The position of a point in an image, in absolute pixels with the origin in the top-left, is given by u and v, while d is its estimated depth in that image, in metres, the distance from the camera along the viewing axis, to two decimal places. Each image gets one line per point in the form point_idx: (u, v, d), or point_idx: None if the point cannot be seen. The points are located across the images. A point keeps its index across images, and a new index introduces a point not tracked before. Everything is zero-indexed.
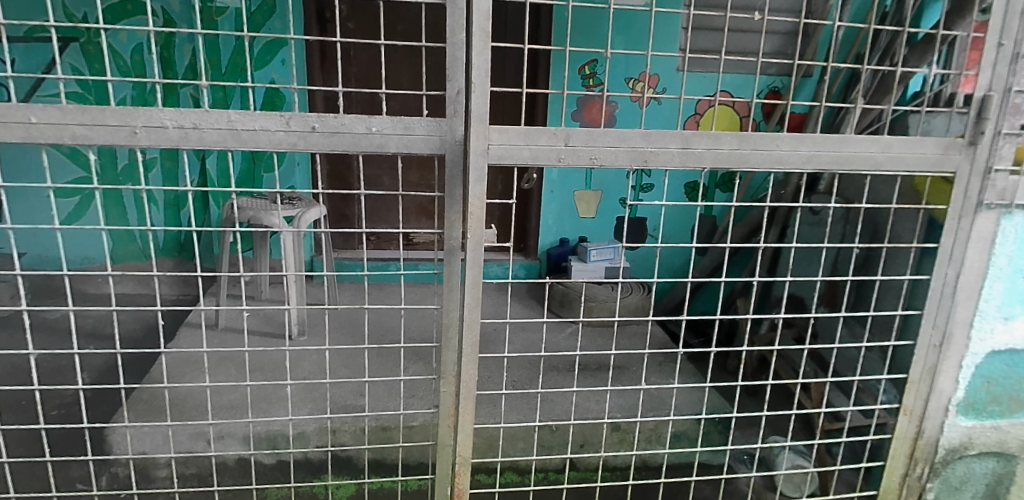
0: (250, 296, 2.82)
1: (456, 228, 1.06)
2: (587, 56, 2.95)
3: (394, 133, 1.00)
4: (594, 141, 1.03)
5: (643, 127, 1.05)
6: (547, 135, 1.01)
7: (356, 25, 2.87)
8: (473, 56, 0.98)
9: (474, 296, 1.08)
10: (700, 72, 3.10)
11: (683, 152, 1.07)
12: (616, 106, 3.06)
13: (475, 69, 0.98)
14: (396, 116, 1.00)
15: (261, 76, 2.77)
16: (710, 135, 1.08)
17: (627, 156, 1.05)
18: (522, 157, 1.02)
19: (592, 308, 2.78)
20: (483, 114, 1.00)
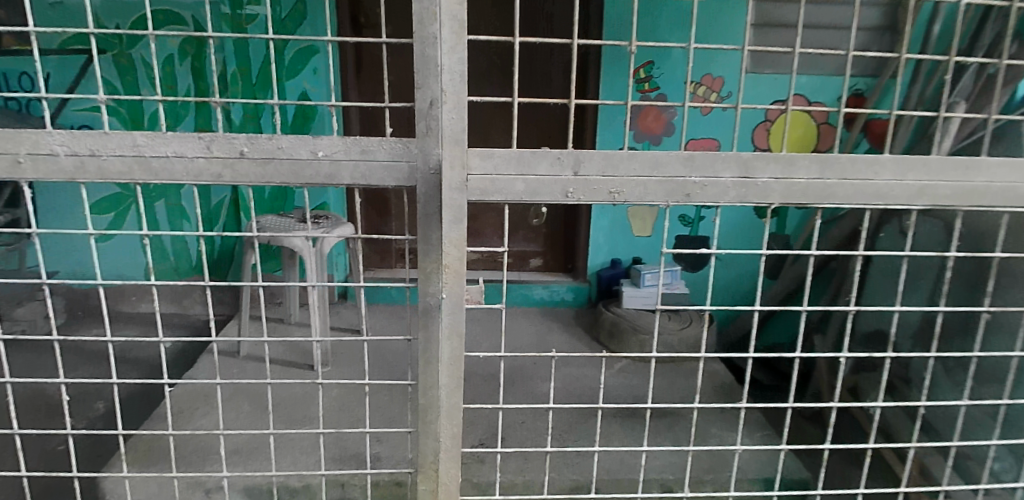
0: (279, 319, 2.69)
1: (432, 283, 0.80)
2: (641, 58, 2.67)
3: (348, 160, 0.76)
4: (616, 168, 0.75)
5: (683, 148, 0.76)
6: (551, 161, 0.74)
7: (392, 31, 2.69)
8: (449, 53, 0.72)
9: (455, 372, 0.83)
10: (770, 74, 2.73)
11: (740, 183, 0.78)
12: (674, 113, 2.75)
13: (452, 71, 0.73)
14: (349, 136, 0.75)
15: (292, 86, 2.62)
16: (780, 159, 0.77)
17: (662, 188, 0.76)
18: (516, 191, 0.75)
19: (645, 342, 2.47)
20: (464, 132, 0.74)
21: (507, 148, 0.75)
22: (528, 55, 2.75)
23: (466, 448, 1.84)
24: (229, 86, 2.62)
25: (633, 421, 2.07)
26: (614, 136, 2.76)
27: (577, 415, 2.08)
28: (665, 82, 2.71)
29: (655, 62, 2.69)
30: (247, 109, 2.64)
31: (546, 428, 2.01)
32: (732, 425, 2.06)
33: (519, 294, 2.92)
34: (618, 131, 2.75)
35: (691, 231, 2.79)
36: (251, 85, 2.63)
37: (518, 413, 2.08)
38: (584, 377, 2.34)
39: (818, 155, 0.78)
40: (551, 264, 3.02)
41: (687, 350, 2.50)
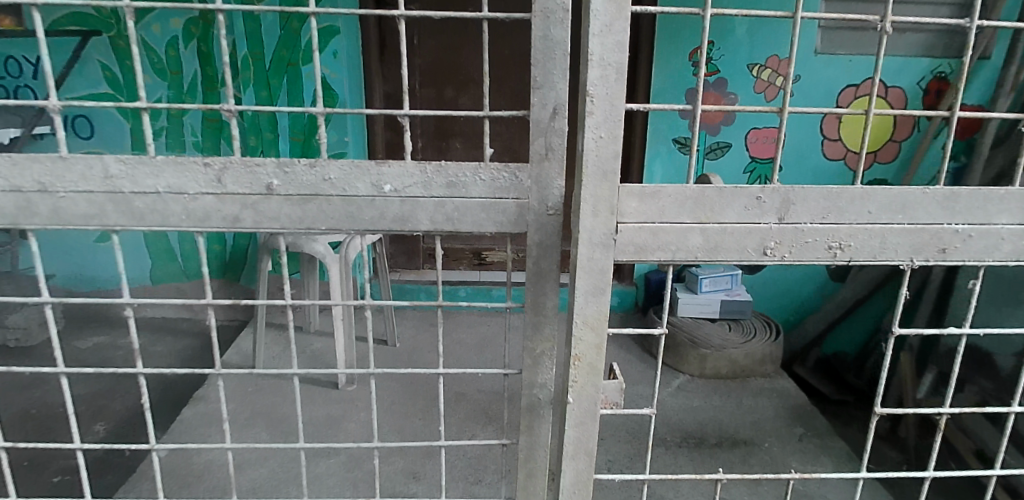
0: (297, 326, 2.47)
1: (541, 372, 0.68)
2: (701, 38, 2.39)
3: (419, 196, 0.61)
4: (843, 215, 0.67)
5: (893, 193, 0.66)
6: (749, 205, 0.66)
7: (419, 8, 2.41)
8: (593, 68, 0.60)
9: (581, 460, 0.71)
10: (844, 54, 2.43)
11: (980, 229, 0.68)
12: (735, 99, 2.46)
13: (595, 84, 0.60)
14: (429, 164, 0.60)
15: (310, 72, 2.35)
16: (1000, 196, 0.67)
17: (904, 239, 0.68)
18: (691, 245, 0.66)
19: (706, 357, 2.22)
20: (612, 165, 0.62)
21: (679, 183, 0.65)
22: None
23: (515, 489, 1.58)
24: (241, 72, 2.37)
25: (701, 452, 1.83)
26: (668, 125, 2.48)
27: (635, 445, 1.85)
28: (726, 64, 2.42)
29: (716, 42, 2.40)
30: (261, 97, 2.39)
31: (602, 461, 1.77)
32: (814, 457, 1.80)
33: None
34: (673, 120, 2.48)
35: None
36: (264, 72, 2.36)
37: None
38: (639, 397, 2.10)
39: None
40: None
41: (753, 364, 2.26)
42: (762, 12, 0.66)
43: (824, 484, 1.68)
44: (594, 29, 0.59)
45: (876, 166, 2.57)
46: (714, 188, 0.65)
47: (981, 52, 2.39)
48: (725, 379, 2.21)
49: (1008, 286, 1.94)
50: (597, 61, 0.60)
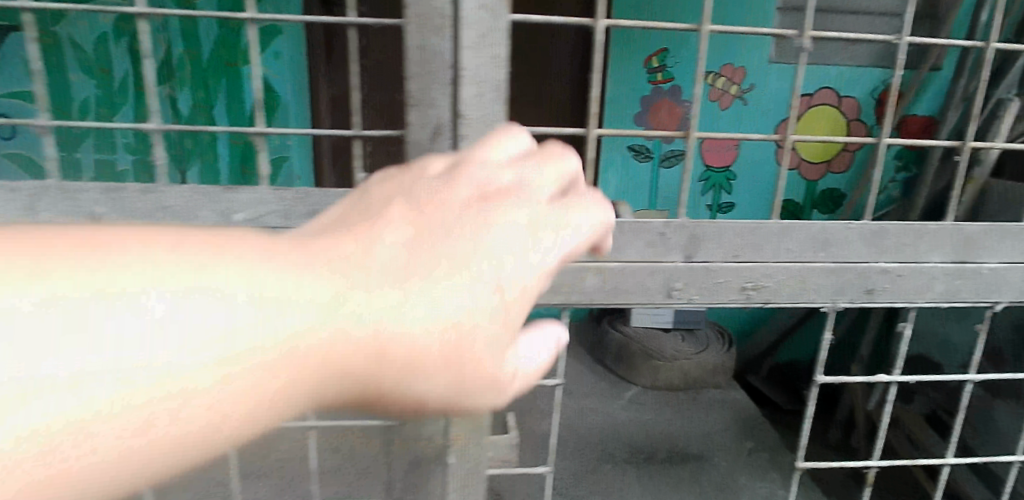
0: None
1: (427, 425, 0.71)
2: (654, 45, 2.36)
3: (272, 224, 0.71)
4: (758, 253, 0.74)
5: (794, 236, 0.74)
6: (654, 242, 0.72)
7: (368, 9, 2.31)
8: (469, 86, 0.61)
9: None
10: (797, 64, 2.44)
11: (879, 268, 0.75)
12: (689, 108, 2.44)
13: (469, 105, 0.61)
14: (286, 195, 0.70)
15: (250, 72, 2.24)
16: (897, 234, 0.75)
17: (816, 277, 0.75)
18: (606, 283, 0.72)
19: (659, 368, 2.19)
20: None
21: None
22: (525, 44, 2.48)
23: None
24: (176, 71, 2.24)
25: (648, 469, 1.78)
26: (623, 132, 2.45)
27: (581, 462, 1.80)
28: (681, 72, 2.40)
29: (672, 49, 2.38)
30: (197, 98, 2.26)
31: (546, 479, 1.71)
32: (762, 473, 1.78)
33: None
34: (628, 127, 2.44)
35: None
36: (201, 72, 2.24)
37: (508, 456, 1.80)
38: (588, 410, 2.07)
39: (918, 228, 0.75)
40: None
41: (705, 375, 2.25)
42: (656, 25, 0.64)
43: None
44: (467, 40, 0.60)
45: (828, 176, 2.59)
46: (607, 224, 0.71)
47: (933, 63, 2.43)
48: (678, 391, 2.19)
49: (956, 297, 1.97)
50: (471, 78, 0.61)
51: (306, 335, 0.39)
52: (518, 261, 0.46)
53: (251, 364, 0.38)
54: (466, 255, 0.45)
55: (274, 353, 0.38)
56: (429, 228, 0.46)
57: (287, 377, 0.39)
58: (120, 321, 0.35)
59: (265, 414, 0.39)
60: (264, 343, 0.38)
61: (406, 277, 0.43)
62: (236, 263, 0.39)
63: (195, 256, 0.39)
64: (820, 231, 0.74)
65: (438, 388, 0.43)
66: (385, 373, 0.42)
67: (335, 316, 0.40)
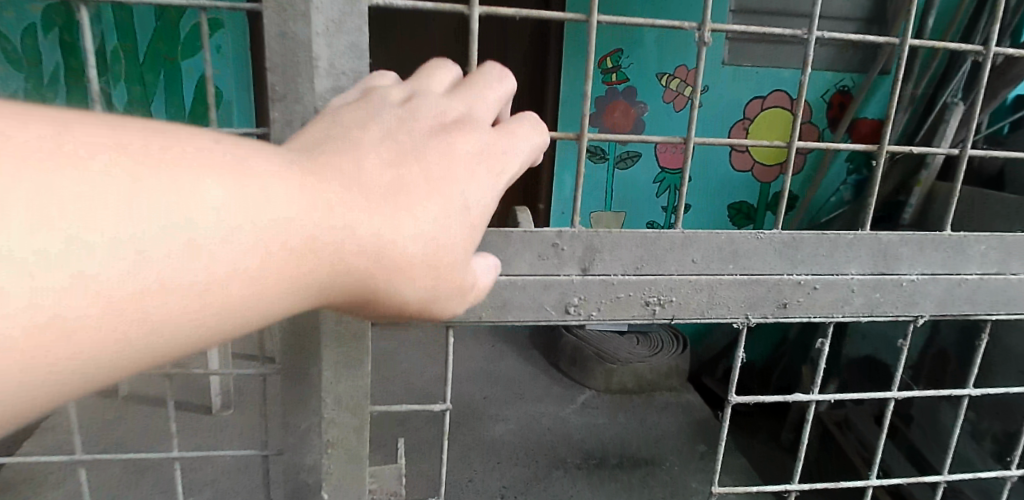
0: None
1: (308, 455, 0.70)
2: (608, 46, 2.36)
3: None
4: (659, 265, 0.71)
5: (700, 245, 0.72)
6: (546, 253, 0.69)
7: None
8: (323, 80, 0.58)
9: None
10: (750, 67, 2.45)
11: (786, 276, 0.74)
12: (644, 109, 2.44)
13: (326, 98, 0.58)
14: None
15: (190, 67, 2.14)
16: (806, 241, 0.73)
17: (727, 290, 0.73)
18: (506, 301, 0.69)
19: (613, 372, 2.17)
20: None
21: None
22: None
23: None
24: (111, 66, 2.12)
25: (599, 475, 1.76)
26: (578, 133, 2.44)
27: (533, 468, 1.77)
28: (636, 73, 2.40)
29: (626, 50, 2.37)
30: (134, 93, 2.14)
31: (495, 487, 1.68)
32: (712, 476, 1.78)
33: None
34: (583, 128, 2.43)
35: None
36: (137, 67, 2.12)
37: (457, 466, 1.76)
38: (541, 415, 2.04)
39: (833, 239, 0.74)
40: None
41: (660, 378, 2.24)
42: (543, 15, 0.58)
43: None
44: (317, 27, 0.57)
45: (785, 177, 2.60)
46: (495, 236, 0.67)
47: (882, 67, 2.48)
48: (633, 394, 2.18)
49: None
50: (327, 69, 0.58)
51: (314, 226, 0.36)
52: (485, 184, 0.46)
53: (258, 249, 0.34)
54: (446, 166, 0.44)
55: (277, 243, 0.35)
56: (405, 140, 0.44)
57: (286, 269, 0.35)
58: (121, 193, 0.29)
59: (254, 309, 0.35)
60: (270, 230, 0.34)
61: (393, 185, 0.41)
62: (239, 150, 0.35)
63: (189, 138, 0.34)
64: (726, 243, 0.72)
65: (419, 292, 0.42)
66: (376, 272, 0.39)
67: (340, 212, 0.37)
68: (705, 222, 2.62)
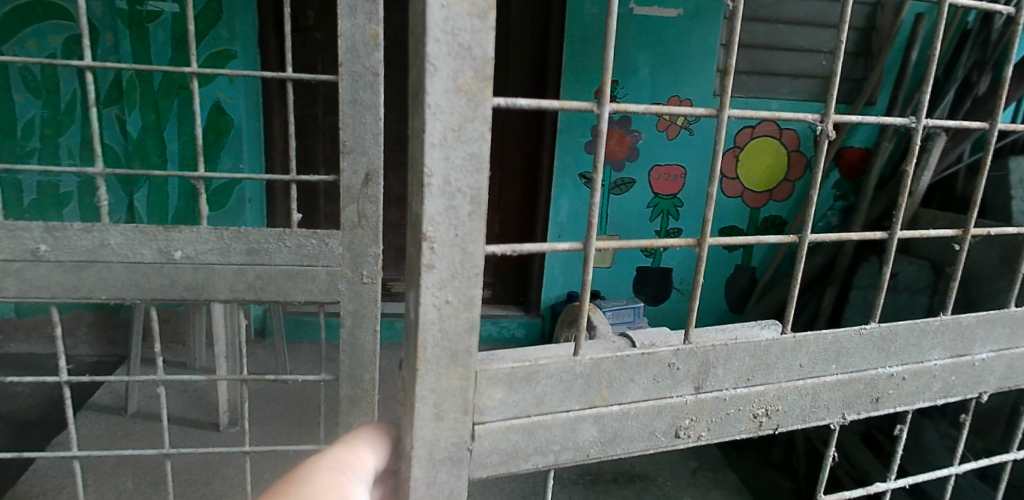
0: (181, 363, 2.26)
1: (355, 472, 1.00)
2: (604, 77, 2.47)
3: (210, 258, 0.92)
4: (770, 375, 0.71)
5: (811, 350, 0.72)
6: (661, 375, 0.66)
7: (323, 35, 2.39)
8: (434, 199, 0.52)
9: None
10: (740, 97, 2.57)
11: (884, 369, 0.77)
12: (638, 137, 2.55)
13: (436, 219, 0.53)
14: (225, 235, 0.92)
15: (203, 95, 2.23)
16: (903, 327, 0.76)
17: (834, 391, 0.75)
18: (631, 433, 0.66)
19: None
20: (463, 340, 0.56)
21: (559, 357, 0.62)
22: None
23: None
24: (127, 94, 2.18)
25: (595, 491, 1.82)
26: (574, 159, 2.54)
27: (532, 483, 1.85)
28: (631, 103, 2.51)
29: (622, 80, 2.48)
30: (148, 120, 2.21)
31: None
32: (705, 491, 1.86)
33: None
34: (578, 154, 2.54)
35: (653, 262, 2.70)
36: (152, 95, 2.20)
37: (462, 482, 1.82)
38: None
39: (922, 327, 0.78)
40: (502, 296, 2.82)
41: None
42: (672, 109, 0.58)
43: None
44: (433, 137, 0.51)
45: (773, 203, 2.71)
46: (611, 360, 0.64)
47: (867, 99, 2.60)
48: None
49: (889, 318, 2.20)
50: None
51: None
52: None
53: None
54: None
55: None
56: None
57: None
58: None
59: None
60: None
61: None
62: None
63: None
64: (832, 345, 0.73)
65: None
66: None
67: None
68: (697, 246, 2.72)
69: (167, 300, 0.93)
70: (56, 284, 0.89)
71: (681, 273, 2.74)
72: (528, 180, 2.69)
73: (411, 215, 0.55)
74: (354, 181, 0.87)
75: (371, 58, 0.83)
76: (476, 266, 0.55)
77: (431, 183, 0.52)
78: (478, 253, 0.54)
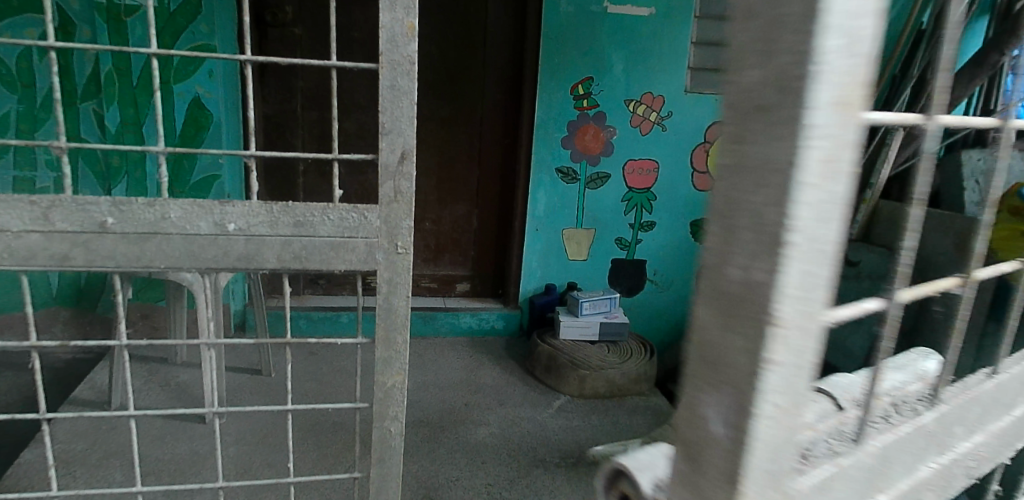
0: (161, 359, 2.25)
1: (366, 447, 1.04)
2: (580, 73, 2.55)
3: (263, 230, 0.90)
4: (956, 436, 0.72)
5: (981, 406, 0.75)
6: (907, 451, 0.65)
7: (301, 31, 2.40)
8: (794, 271, 0.45)
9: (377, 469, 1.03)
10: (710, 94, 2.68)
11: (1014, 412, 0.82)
12: (613, 133, 2.63)
13: (788, 299, 0.45)
14: (277, 206, 0.90)
15: (182, 90, 2.21)
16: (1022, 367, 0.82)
17: (989, 438, 0.78)
18: None
19: (586, 378, 2.32)
20: (792, 452, 0.51)
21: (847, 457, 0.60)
22: (457, 68, 2.60)
23: None
24: (104, 88, 2.16)
25: (578, 471, 1.90)
26: (551, 154, 2.61)
27: (517, 467, 1.90)
28: (606, 100, 2.59)
29: (597, 78, 2.56)
30: (127, 115, 2.19)
31: (482, 484, 1.80)
32: None
33: (446, 322, 2.72)
34: (556, 149, 2.61)
35: (628, 254, 2.79)
36: (131, 89, 2.17)
37: (448, 466, 1.88)
38: (522, 419, 2.17)
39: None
40: (482, 288, 2.87)
41: (631, 385, 2.39)
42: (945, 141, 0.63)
43: None
44: (805, 173, 0.43)
45: None
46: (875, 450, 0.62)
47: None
48: (604, 399, 2.34)
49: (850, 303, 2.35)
50: None
51: None
52: None
53: None
54: None
55: None
56: None
57: None
58: None
59: None
60: None
61: None
62: None
63: None
64: (990, 397, 0.77)
65: None
66: None
67: None
68: (670, 238, 2.82)
69: (222, 270, 0.91)
70: (121, 254, 0.88)
71: (655, 264, 2.84)
72: (507, 174, 2.75)
73: (730, 286, 0.48)
74: (391, 159, 0.89)
75: (406, 48, 0.86)
76: (816, 350, 0.48)
77: (796, 241, 0.44)
78: (813, 347, 0.48)
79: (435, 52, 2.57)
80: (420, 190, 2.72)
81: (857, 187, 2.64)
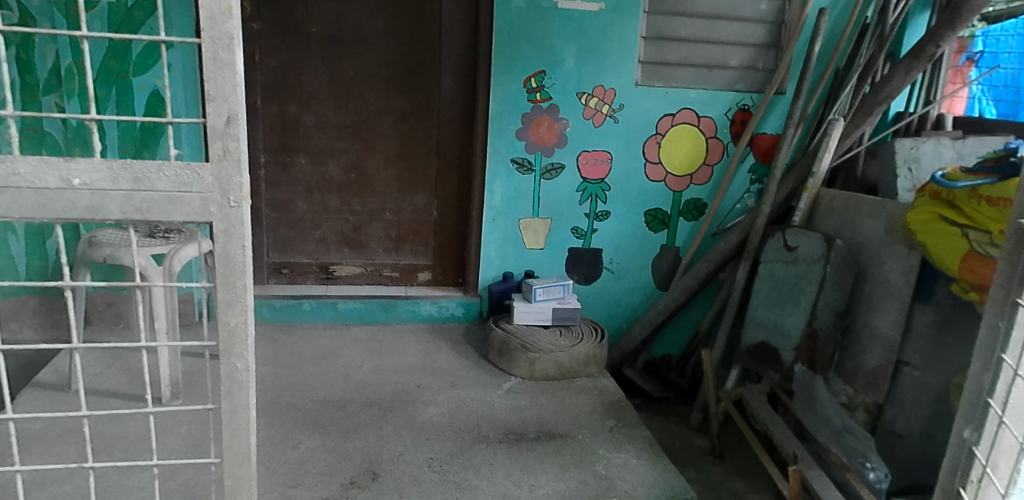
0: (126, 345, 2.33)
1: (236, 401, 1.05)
2: (533, 67, 2.63)
3: (104, 187, 0.91)
4: None
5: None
6: None
7: (260, 27, 2.51)
8: None
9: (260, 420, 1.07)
10: (660, 87, 2.75)
11: None
12: (566, 125, 2.72)
13: None
14: (115, 163, 0.90)
15: (142, 84, 2.30)
16: None
17: None
18: None
19: (535, 361, 2.40)
20: None
21: None
22: (413, 62, 2.68)
23: (335, 488, 1.72)
24: (63, 82, 2.23)
25: (518, 446, 1.99)
26: (506, 146, 2.69)
27: (459, 443, 1.98)
28: (559, 92, 2.67)
29: (550, 71, 2.64)
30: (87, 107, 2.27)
31: (424, 458, 1.88)
32: (619, 445, 2.04)
33: (406, 309, 2.80)
34: (511, 141, 2.69)
35: (585, 242, 2.88)
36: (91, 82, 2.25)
37: (395, 441, 1.97)
38: (470, 399, 2.25)
39: None
40: (442, 277, 2.96)
41: (581, 367, 2.47)
42: None
43: (624, 468, 1.91)
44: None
45: (693, 187, 2.90)
46: None
47: (777, 88, 2.80)
48: (553, 381, 2.43)
49: (788, 289, 2.45)
50: None
51: None
52: None
53: None
54: None
55: None
56: None
57: None
58: None
59: None
60: None
61: None
62: None
63: None
64: None
65: None
66: None
67: None
68: (625, 227, 2.90)
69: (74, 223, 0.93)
70: None
71: (611, 252, 2.92)
72: (465, 166, 2.84)
73: None
74: (216, 122, 0.91)
75: (226, 24, 0.89)
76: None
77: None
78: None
79: (390, 45, 2.64)
80: (381, 181, 2.80)
81: (802, 176, 2.74)
